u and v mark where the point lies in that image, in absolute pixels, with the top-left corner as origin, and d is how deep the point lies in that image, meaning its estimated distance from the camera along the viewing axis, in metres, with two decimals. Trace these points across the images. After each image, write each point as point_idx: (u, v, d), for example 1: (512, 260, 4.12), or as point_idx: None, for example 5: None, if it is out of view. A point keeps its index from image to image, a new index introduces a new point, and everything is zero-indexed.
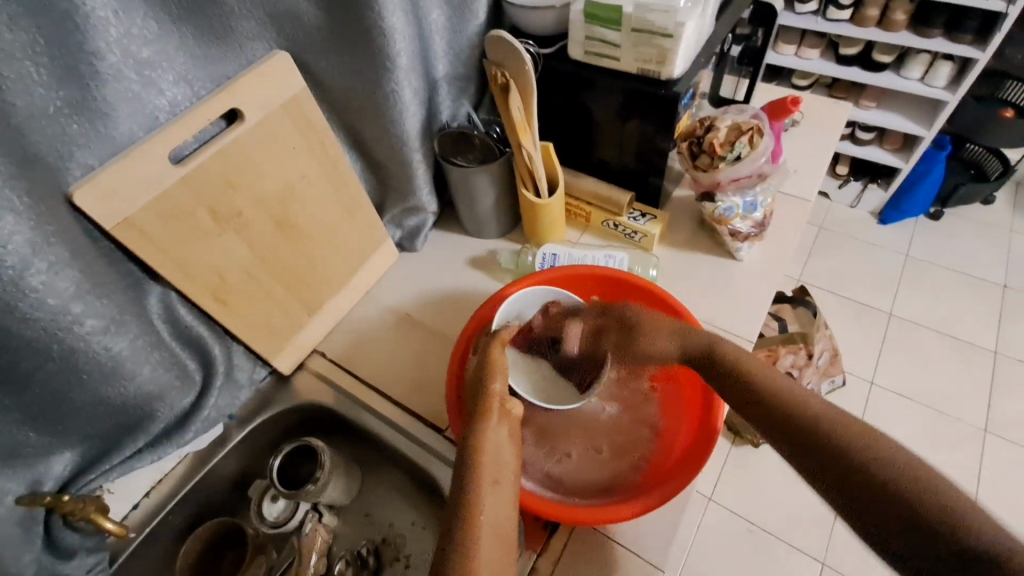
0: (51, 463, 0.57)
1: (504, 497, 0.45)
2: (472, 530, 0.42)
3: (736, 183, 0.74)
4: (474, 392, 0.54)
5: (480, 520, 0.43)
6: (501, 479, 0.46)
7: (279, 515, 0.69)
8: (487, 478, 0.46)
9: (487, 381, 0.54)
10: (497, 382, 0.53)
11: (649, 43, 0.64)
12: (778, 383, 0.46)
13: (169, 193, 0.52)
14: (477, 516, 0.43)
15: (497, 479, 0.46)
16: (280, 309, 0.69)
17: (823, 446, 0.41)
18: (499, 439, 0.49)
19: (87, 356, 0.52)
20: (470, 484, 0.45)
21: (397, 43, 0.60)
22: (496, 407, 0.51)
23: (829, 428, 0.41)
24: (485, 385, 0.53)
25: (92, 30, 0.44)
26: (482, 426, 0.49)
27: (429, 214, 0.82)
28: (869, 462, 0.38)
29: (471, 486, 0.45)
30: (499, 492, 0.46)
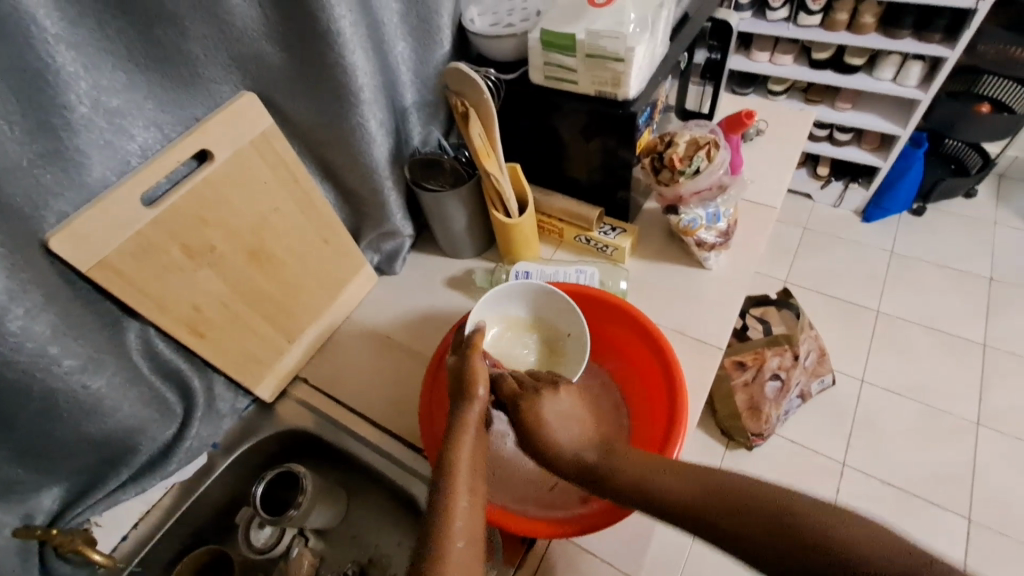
0: (41, 498, 0.59)
1: (480, 508, 0.45)
2: (449, 528, 0.42)
3: (698, 196, 0.78)
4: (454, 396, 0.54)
5: (457, 524, 0.43)
6: (479, 489, 0.46)
7: (264, 540, 0.70)
8: (464, 489, 0.45)
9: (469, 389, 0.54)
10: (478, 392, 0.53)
11: (604, 67, 0.67)
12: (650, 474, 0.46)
13: (143, 233, 0.55)
14: (451, 521, 0.43)
15: (471, 490, 0.46)
16: (258, 337, 0.71)
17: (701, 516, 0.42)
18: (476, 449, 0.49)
19: (67, 395, 0.54)
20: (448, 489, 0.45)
21: (360, 79, 0.62)
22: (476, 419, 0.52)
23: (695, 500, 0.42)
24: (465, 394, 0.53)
25: (63, 85, 0.46)
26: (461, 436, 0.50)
27: (406, 237, 0.85)
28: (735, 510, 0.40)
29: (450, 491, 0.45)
30: (477, 502, 0.46)
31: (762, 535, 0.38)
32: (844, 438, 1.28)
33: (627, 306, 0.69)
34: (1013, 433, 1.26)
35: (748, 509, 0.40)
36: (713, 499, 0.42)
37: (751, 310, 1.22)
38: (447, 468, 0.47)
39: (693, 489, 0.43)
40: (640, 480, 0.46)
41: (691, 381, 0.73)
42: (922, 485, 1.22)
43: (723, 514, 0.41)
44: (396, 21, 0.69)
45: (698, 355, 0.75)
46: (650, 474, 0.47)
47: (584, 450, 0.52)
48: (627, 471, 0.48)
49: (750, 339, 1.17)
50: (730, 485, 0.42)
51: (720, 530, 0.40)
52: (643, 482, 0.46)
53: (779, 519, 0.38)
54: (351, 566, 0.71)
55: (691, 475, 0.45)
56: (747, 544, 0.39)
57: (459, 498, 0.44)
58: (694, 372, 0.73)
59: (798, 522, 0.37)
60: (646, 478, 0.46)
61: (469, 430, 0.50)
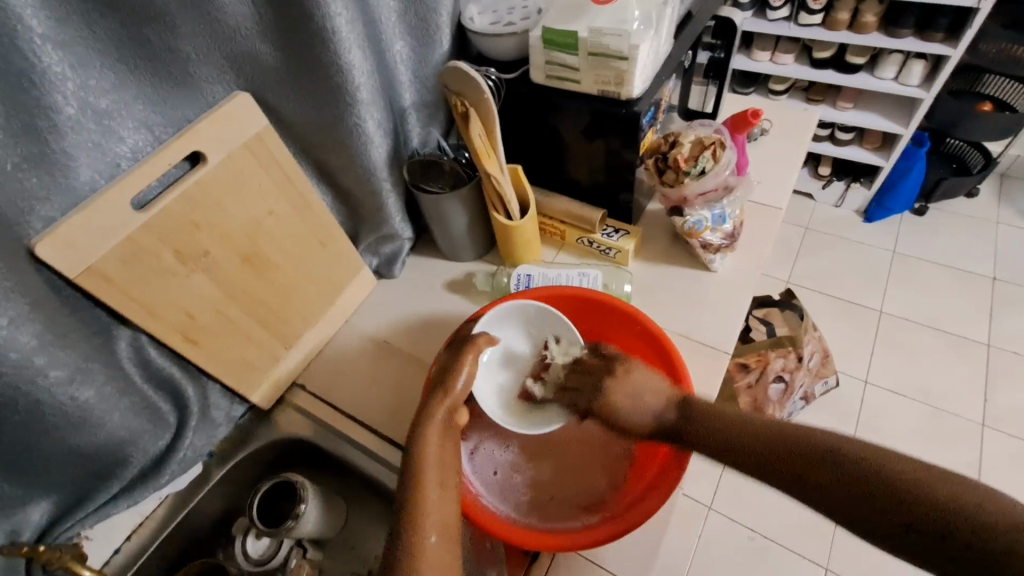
0: (28, 512, 0.57)
1: (449, 497, 0.50)
2: (421, 526, 0.46)
3: (703, 197, 0.76)
4: (431, 390, 0.57)
5: (428, 516, 0.47)
6: (448, 486, 0.50)
7: (263, 551, 0.68)
8: (433, 481, 0.49)
9: (448, 382, 0.56)
10: (454, 386, 0.56)
11: (607, 65, 0.65)
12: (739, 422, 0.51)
13: (132, 238, 0.53)
14: (423, 512, 0.47)
15: (440, 485, 0.50)
16: (254, 344, 0.69)
17: (819, 475, 0.44)
18: (441, 448, 0.52)
19: (53, 406, 0.52)
20: (414, 486, 0.49)
21: (356, 79, 0.61)
22: (446, 410, 0.55)
23: (828, 454, 0.44)
24: (435, 396, 0.55)
25: (49, 85, 0.45)
26: (426, 431, 0.53)
27: (405, 240, 0.83)
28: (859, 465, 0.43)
29: (416, 487, 0.49)
30: (445, 491, 0.50)
31: (850, 487, 0.42)
32: None
33: (635, 313, 0.67)
34: (1018, 433, 1.25)
35: (840, 469, 0.43)
36: (805, 465, 0.45)
37: (755, 312, 1.20)
38: (415, 467, 0.50)
39: (777, 446, 0.47)
40: (732, 435, 0.50)
41: (697, 386, 0.71)
42: None
43: (824, 474, 0.44)
44: (394, 20, 0.67)
45: (704, 359, 0.73)
46: (744, 426, 0.50)
47: (663, 413, 0.56)
48: (708, 427, 0.52)
49: (753, 340, 1.16)
50: (810, 443, 0.46)
51: (815, 488, 0.44)
52: (735, 438, 0.50)
53: (882, 484, 0.41)
54: None
55: (773, 434, 0.48)
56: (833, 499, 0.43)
57: (427, 494, 0.48)
58: (700, 377, 0.72)
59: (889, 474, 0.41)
60: (740, 428, 0.51)
61: (438, 431, 0.53)
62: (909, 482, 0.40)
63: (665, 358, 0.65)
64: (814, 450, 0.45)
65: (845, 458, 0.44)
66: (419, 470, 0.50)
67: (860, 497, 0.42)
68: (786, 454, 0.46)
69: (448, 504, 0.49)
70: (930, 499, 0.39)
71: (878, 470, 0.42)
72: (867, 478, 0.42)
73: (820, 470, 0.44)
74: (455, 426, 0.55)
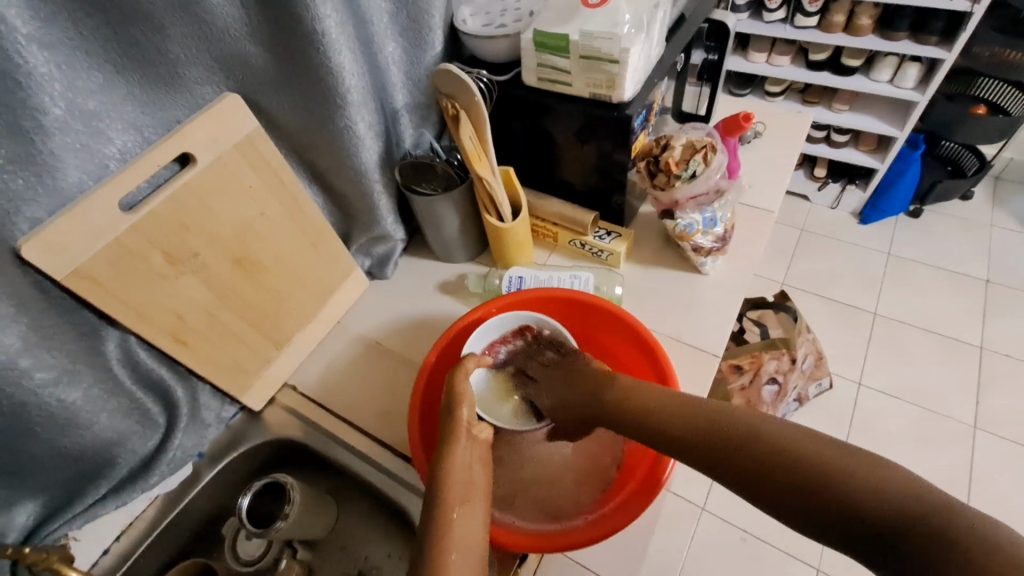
0: (13, 514, 0.57)
1: (476, 515, 0.45)
2: (445, 544, 0.42)
3: (694, 201, 0.76)
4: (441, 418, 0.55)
5: (454, 533, 0.43)
6: (472, 499, 0.46)
7: (251, 553, 0.67)
8: (457, 498, 0.46)
9: (453, 410, 0.54)
10: (464, 409, 0.54)
11: (598, 68, 0.65)
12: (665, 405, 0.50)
13: (121, 239, 0.53)
14: (448, 532, 0.43)
15: (465, 498, 0.46)
16: (245, 345, 0.69)
17: (733, 458, 0.42)
18: (466, 461, 0.50)
19: (39, 408, 0.52)
20: (440, 507, 0.45)
21: (346, 81, 0.61)
22: (464, 430, 0.53)
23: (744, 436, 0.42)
24: (452, 414, 0.54)
25: (34, 86, 0.45)
26: (450, 448, 0.50)
27: (397, 241, 0.83)
28: (780, 454, 0.39)
29: (444, 508, 0.45)
30: (470, 510, 0.46)
31: (760, 475, 0.39)
32: (841, 441, 1.27)
33: (622, 314, 0.67)
34: (1009, 435, 1.26)
35: (763, 457, 0.40)
36: (721, 457, 0.42)
37: (749, 313, 1.21)
38: (440, 483, 0.47)
39: (699, 428, 0.45)
40: (652, 412, 0.50)
41: (687, 390, 0.71)
42: None
43: (746, 458, 0.41)
44: (385, 21, 0.67)
45: (695, 363, 0.73)
46: (670, 409, 0.49)
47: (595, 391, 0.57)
48: (629, 413, 0.52)
49: (747, 342, 1.16)
50: (728, 422, 0.44)
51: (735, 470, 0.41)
52: (660, 422, 0.49)
53: (795, 472, 0.38)
54: None
55: (699, 413, 0.46)
56: (758, 490, 0.39)
57: (451, 509, 0.45)
58: (691, 380, 0.72)
59: (808, 460, 0.38)
60: (664, 411, 0.49)
61: (460, 442, 0.51)
62: (829, 470, 0.36)
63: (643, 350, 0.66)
64: (734, 430, 0.43)
65: (761, 453, 0.40)
66: (443, 489, 0.46)
67: (781, 500, 0.38)
68: (707, 435, 0.44)
69: (476, 521, 0.45)
70: (840, 480, 0.35)
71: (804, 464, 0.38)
72: (780, 472, 0.38)
73: (736, 447, 0.42)
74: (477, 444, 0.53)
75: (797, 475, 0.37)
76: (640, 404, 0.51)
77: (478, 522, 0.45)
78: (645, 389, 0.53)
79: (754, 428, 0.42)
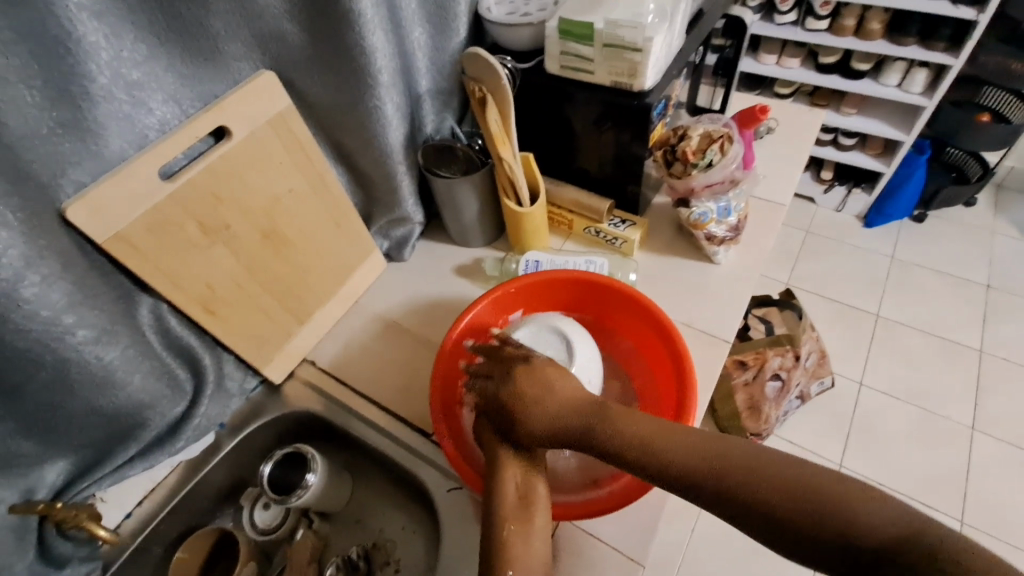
0: (44, 472, 0.58)
1: (533, 533, 0.50)
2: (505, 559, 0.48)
3: (710, 188, 0.78)
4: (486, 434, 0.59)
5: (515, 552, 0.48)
6: (531, 512, 0.51)
7: (269, 521, 0.71)
8: (512, 514, 0.50)
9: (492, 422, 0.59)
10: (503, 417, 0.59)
11: (621, 57, 0.67)
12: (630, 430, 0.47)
13: (159, 206, 0.54)
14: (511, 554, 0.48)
15: (520, 517, 0.50)
16: (268, 317, 0.71)
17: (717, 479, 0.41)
18: (519, 476, 0.54)
19: (79, 366, 0.54)
20: (501, 525, 0.50)
21: (378, 61, 0.62)
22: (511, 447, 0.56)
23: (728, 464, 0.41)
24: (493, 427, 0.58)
25: (84, 53, 0.46)
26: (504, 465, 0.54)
27: (416, 224, 0.85)
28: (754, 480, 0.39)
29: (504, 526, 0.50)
30: (528, 525, 0.50)
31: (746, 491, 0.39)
32: (842, 440, 1.29)
33: (650, 305, 0.68)
34: (1006, 437, 1.28)
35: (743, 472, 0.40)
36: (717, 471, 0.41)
37: (754, 311, 1.21)
38: (495, 503, 0.51)
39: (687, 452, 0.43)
40: (646, 442, 0.46)
41: (699, 373, 0.73)
42: (916, 488, 1.23)
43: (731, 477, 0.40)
44: (414, 6, 0.69)
45: (705, 348, 0.75)
46: (664, 445, 0.45)
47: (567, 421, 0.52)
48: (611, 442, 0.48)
49: (752, 339, 1.17)
50: (726, 453, 0.42)
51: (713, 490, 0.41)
52: (641, 448, 0.46)
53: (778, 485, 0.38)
54: (355, 550, 0.70)
55: (692, 440, 0.44)
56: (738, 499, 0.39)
57: (508, 528, 0.49)
58: (701, 364, 0.74)
59: (803, 482, 0.38)
60: (657, 446, 0.45)
61: (513, 472, 0.53)
62: (827, 492, 0.37)
63: (671, 348, 0.66)
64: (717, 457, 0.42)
65: (776, 477, 0.39)
66: (499, 508, 0.51)
67: (790, 533, 0.37)
68: (695, 461, 0.42)
69: (538, 527, 0.51)
70: (845, 504, 0.36)
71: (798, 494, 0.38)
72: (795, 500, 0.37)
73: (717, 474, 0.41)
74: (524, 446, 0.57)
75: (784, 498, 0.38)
76: (631, 442, 0.46)
77: (539, 531, 0.50)
78: (639, 415, 0.49)
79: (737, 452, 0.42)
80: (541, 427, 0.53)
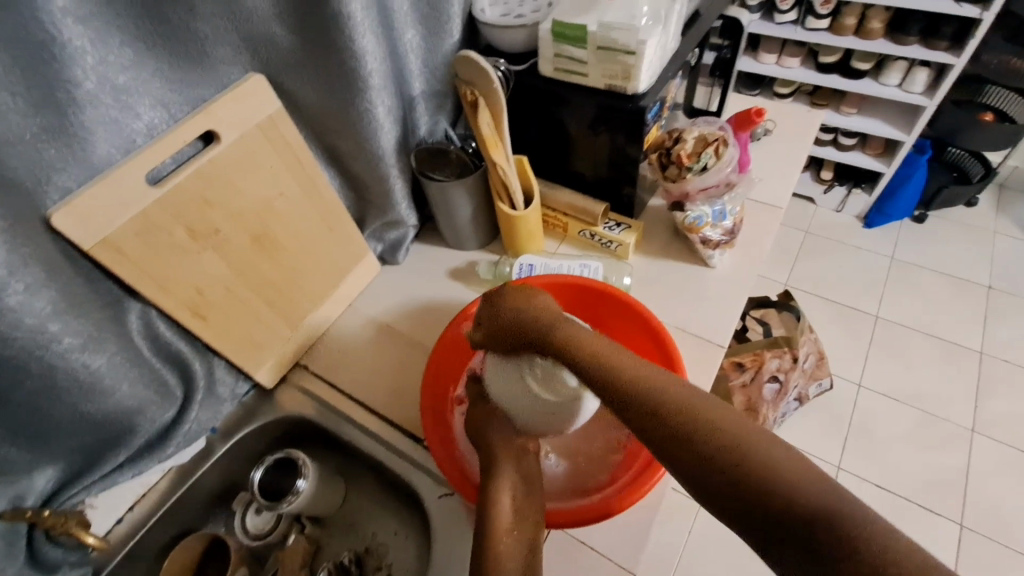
0: (33, 479, 0.58)
1: (524, 544, 0.49)
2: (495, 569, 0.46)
3: (705, 192, 0.78)
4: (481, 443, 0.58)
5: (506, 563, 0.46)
6: (524, 522, 0.51)
7: (261, 526, 0.70)
8: (505, 525, 0.49)
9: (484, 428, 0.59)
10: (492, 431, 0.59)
11: (615, 59, 0.66)
12: (605, 357, 0.48)
13: (147, 212, 0.54)
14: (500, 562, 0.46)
15: (513, 528, 0.50)
16: (260, 321, 0.70)
17: (669, 430, 0.41)
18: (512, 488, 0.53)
19: (66, 373, 0.54)
20: (493, 534, 0.48)
21: (369, 64, 0.62)
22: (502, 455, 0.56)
23: (686, 420, 0.41)
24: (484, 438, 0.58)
25: (68, 59, 0.46)
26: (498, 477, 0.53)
27: (409, 227, 0.84)
28: (701, 436, 0.40)
29: (495, 535, 0.48)
30: (519, 536, 0.49)
31: (695, 448, 0.39)
32: (840, 442, 1.29)
33: (648, 315, 0.67)
34: (1006, 439, 1.27)
35: (701, 425, 0.40)
36: (679, 431, 0.41)
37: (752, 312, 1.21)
38: (489, 513, 0.50)
39: (652, 402, 0.43)
40: (613, 381, 0.46)
41: (693, 378, 0.72)
42: (915, 490, 1.22)
43: (690, 427, 0.41)
44: (406, 8, 0.68)
45: (700, 352, 0.75)
46: (629, 375, 0.46)
47: (540, 318, 0.55)
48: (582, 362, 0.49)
49: (750, 340, 1.16)
50: (693, 405, 0.42)
51: (661, 439, 0.41)
52: (610, 378, 0.46)
53: (725, 453, 0.38)
54: (347, 555, 0.70)
55: (658, 387, 0.44)
56: (685, 453, 0.40)
57: (501, 537, 0.48)
58: (695, 369, 0.73)
59: (753, 451, 0.38)
60: (621, 375, 0.46)
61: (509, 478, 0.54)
62: (778, 472, 0.36)
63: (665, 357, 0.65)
64: (675, 407, 0.42)
65: (725, 442, 0.39)
66: (492, 516, 0.50)
67: (718, 491, 0.38)
68: (653, 405, 0.43)
69: (529, 538, 0.50)
70: (784, 483, 0.36)
71: (742, 464, 0.37)
72: (743, 464, 0.37)
73: (671, 425, 0.41)
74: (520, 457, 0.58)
75: (728, 460, 0.38)
76: (594, 369, 0.48)
77: (533, 539, 0.50)
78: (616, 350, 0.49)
79: (698, 409, 0.41)
80: (510, 323, 0.57)
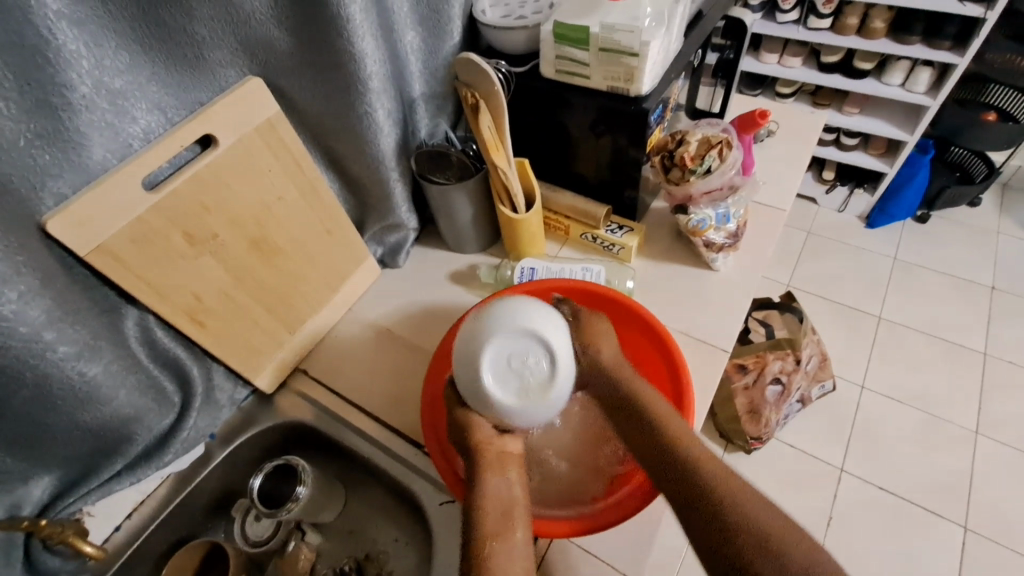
0: (29, 487, 0.58)
1: (512, 551, 0.50)
2: None
3: (708, 196, 0.77)
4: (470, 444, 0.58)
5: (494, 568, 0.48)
6: (511, 526, 0.51)
7: (261, 533, 0.69)
8: (492, 531, 0.50)
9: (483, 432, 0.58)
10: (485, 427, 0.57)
11: (617, 61, 0.66)
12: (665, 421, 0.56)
13: (144, 218, 0.53)
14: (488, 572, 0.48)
15: (499, 533, 0.50)
16: (259, 327, 0.70)
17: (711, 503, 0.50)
18: (500, 491, 0.54)
19: (62, 381, 0.53)
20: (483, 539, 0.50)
21: (368, 67, 0.61)
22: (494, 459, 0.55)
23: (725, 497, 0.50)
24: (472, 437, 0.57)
25: (63, 63, 0.45)
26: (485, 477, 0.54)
27: (410, 230, 0.83)
28: (736, 517, 0.49)
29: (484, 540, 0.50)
30: (507, 543, 0.50)
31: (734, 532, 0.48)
32: (843, 444, 1.28)
33: (651, 320, 0.66)
34: (1011, 441, 1.26)
35: (740, 503, 0.49)
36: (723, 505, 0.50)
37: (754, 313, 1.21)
38: (478, 519, 0.51)
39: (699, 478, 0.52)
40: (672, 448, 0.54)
41: (697, 382, 0.72)
42: (920, 493, 1.21)
43: (734, 503, 0.50)
44: (406, 10, 0.67)
45: (703, 356, 0.74)
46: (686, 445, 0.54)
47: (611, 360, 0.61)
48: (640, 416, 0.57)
49: (752, 342, 1.16)
50: (729, 488, 0.51)
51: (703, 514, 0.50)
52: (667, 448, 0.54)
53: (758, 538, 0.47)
54: (347, 562, 0.70)
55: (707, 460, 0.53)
56: (726, 524, 0.49)
57: (489, 543, 0.50)
58: (699, 373, 0.72)
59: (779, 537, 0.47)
60: (679, 443, 0.54)
61: (501, 480, 0.54)
62: (799, 554, 0.46)
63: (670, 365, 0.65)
64: (717, 486, 0.51)
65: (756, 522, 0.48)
66: (481, 522, 0.51)
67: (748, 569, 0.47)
68: (703, 477, 0.51)
69: (516, 545, 0.51)
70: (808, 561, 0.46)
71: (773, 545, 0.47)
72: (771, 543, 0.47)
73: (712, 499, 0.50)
74: (508, 457, 0.57)
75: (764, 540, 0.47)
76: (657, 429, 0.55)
77: (519, 544, 0.51)
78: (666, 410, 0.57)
79: (736, 487, 0.51)
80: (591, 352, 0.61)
